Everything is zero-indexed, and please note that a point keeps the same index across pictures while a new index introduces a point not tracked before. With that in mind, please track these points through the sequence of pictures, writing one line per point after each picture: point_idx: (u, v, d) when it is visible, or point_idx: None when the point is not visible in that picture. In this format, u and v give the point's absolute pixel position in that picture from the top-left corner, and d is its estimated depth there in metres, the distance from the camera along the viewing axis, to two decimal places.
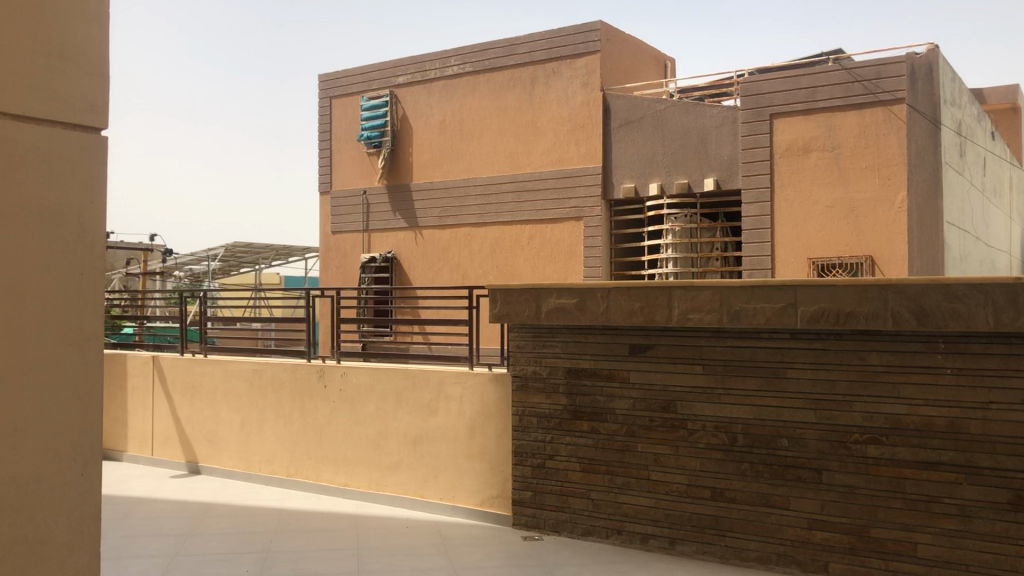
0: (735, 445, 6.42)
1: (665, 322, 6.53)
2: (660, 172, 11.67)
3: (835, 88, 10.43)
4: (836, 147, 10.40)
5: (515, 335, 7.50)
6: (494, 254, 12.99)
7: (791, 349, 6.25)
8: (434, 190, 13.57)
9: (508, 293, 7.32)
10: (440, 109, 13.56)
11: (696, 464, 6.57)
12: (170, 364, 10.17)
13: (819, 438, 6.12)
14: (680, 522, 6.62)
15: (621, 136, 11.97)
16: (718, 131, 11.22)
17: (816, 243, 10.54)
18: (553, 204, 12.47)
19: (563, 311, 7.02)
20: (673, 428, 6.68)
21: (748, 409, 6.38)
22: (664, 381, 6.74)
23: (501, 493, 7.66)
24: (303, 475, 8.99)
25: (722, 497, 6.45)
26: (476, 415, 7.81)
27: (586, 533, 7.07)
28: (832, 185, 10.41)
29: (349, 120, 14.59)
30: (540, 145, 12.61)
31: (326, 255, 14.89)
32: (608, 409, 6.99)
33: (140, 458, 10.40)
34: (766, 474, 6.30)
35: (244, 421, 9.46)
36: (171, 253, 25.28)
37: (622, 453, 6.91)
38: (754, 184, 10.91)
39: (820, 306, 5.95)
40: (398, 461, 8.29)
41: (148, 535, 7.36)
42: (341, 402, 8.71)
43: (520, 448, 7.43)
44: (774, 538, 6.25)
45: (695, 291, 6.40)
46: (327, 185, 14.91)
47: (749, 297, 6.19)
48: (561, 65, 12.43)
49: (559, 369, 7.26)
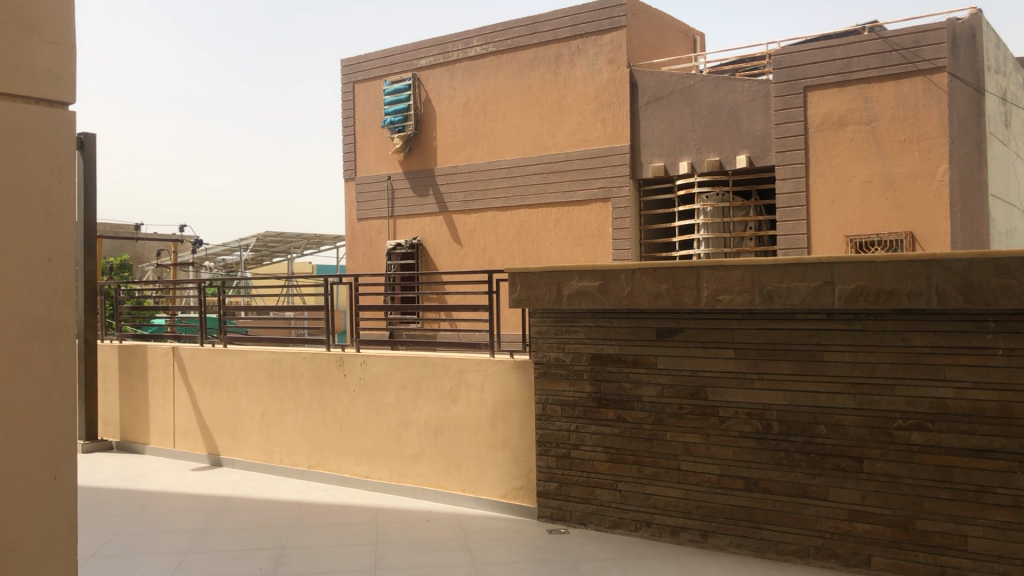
0: (770, 433, 6.07)
1: (693, 304, 6.17)
2: (690, 150, 11.25)
3: (871, 58, 9.96)
4: (873, 119, 9.95)
5: (537, 320, 7.19)
6: (520, 238, 12.67)
7: (829, 331, 5.87)
8: (458, 174, 13.27)
9: (528, 277, 7.01)
10: (462, 91, 13.23)
11: (728, 453, 6.24)
12: (189, 355, 10.00)
13: (859, 425, 5.75)
14: (712, 514, 6.30)
15: (649, 113, 11.57)
16: (750, 106, 10.80)
17: (853, 220, 10.11)
18: (579, 185, 12.12)
19: (586, 294, 6.68)
20: (703, 415, 6.35)
21: (783, 395, 6.02)
22: (693, 366, 6.40)
23: (526, 484, 7.37)
24: (324, 466, 8.77)
25: (756, 488, 6.11)
26: (498, 404, 7.52)
27: (614, 525, 6.77)
28: (870, 159, 9.96)
29: (372, 104, 14.31)
30: (565, 125, 12.26)
31: (351, 243, 14.66)
32: (635, 396, 6.66)
33: (162, 450, 10.26)
34: (802, 463, 5.95)
35: (264, 412, 9.26)
36: (203, 242, 25.26)
37: (649, 443, 6.58)
38: (788, 160, 10.48)
39: (858, 284, 5.55)
40: (420, 452, 8.03)
41: (162, 531, 7.16)
42: (361, 392, 8.47)
43: (544, 437, 7.14)
44: (812, 531, 5.90)
45: (725, 270, 6.03)
46: (351, 172, 14.66)
47: (782, 276, 5.81)
48: (585, 42, 12.04)
49: (582, 355, 6.95)
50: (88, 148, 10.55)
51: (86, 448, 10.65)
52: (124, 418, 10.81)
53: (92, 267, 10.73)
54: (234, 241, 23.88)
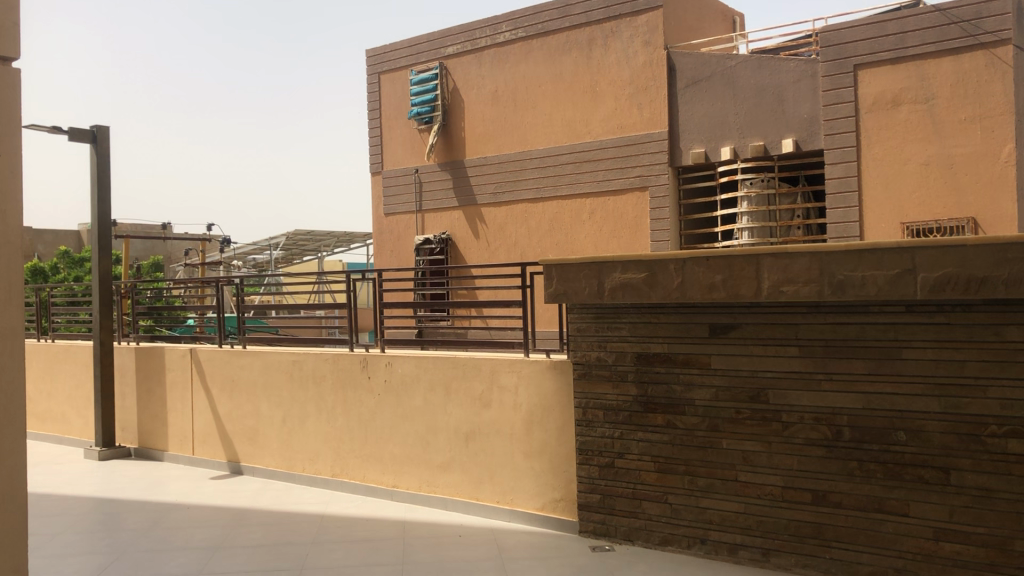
0: (841, 440, 5.41)
1: (754, 297, 5.49)
2: (732, 135, 10.54)
3: (927, 33, 9.20)
4: (930, 98, 9.19)
5: (574, 316, 6.57)
6: (554, 230, 12.03)
7: (908, 325, 5.19)
8: (488, 165, 12.65)
9: (565, 269, 6.36)
10: (491, 79, 12.61)
11: (792, 463, 5.58)
12: (208, 357, 9.49)
13: (945, 431, 5.06)
14: (776, 530, 5.64)
15: (688, 97, 10.86)
16: (796, 86, 10.08)
17: (910, 205, 9.37)
18: (615, 173, 11.44)
19: (631, 287, 6.01)
20: (764, 421, 5.70)
21: (856, 397, 5.36)
22: (752, 367, 5.75)
23: (566, 496, 6.74)
24: (348, 476, 8.21)
25: (826, 502, 5.45)
26: (533, 408, 6.90)
27: (663, 542, 6.13)
28: (928, 140, 9.21)
29: (398, 95, 13.72)
30: (600, 111, 11.60)
31: (379, 239, 14.08)
32: (686, 399, 6.02)
33: (181, 457, 9.79)
34: (878, 474, 5.27)
35: (285, 417, 8.72)
36: (232, 242, 24.96)
37: (703, 451, 5.94)
38: (838, 143, 9.75)
39: (946, 271, 4.85)
40: (450, 460, 7.43)
41: (173, 549, 6.62)
42: (386, 395, 7.90)
43: (584, 445, 6.52)
44: (891, 551, 5.22)
45: (789, 258, 5.35)
46: (377, 166, 14.08)
47: (855, 264, 5.13)
48: (620, 24, 11.36)
49: (627, 355, 6.31)
50: (102, 141, 10.14)
51: (104, 455, 10.20)
52: (143, 423, 10.34)
53: (108, 267, 10.28)
54: (264, 240, 23.53)
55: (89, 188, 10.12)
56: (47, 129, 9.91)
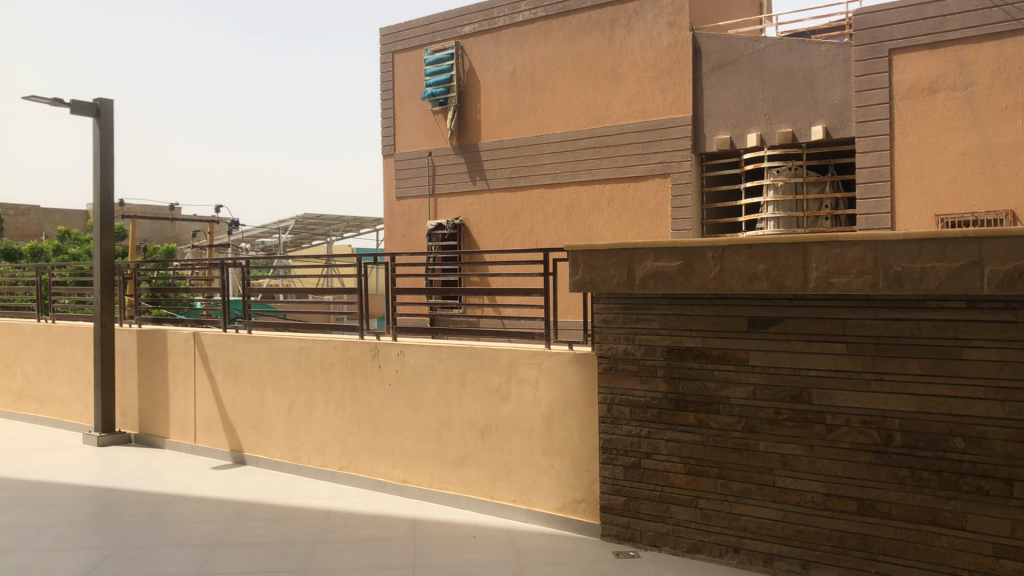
0: (891, 446, 4.99)
1: (799, 289, 5.07)
2: (760, 121, 10.05)
3: (967, 16, 8.66)
4: (970, 85, 8.65)
5: (600, 306, 6.16)
6: (570, 217, 11.54)
7: (969, 322, 4.75)
8: (504, 149, 12.20)
9: (592, 256, 5.94)
10: (509, 60, 12.15)
11: (837, 468, 5.16)
12: (211, 342, 9.11)
13: (1007, 439, 4.62)
14: (815, 541, 5.23)
15: (713, 81, 10.36)
16: (828, 72, 9.55)
17: (946, 197, 8.86)
18: (635, 159, 10.94)
19: (664, 277, 5.58)
20: (806, 423, 5.28)
21: (909, 400, 4.93)
22: (794, 364, 5.33)
23: (587, 497, 6.34)
24: (356, 469, 7.83)
25: (872, 511, 5.04)
26: (554, 403, 6.49)
27: (692, 550, 5.73)
28: (966, 129, 8.68)
29: (412, 75, 13.26)
30: (620, 95, 11.10)
31: (390, 223, 13.61)
32: (720, 398, 5.61)
33: (182, 445, 9.42)
34: (932, 483, 4.85)
35: (291, 406, 8.34)
36: (240, 224, 24.62)
37: (738, 454, 5.53)
38: (870, 131, 9.24)
39: (1017, 263, 4.40)
40: (464, 455, 7.04)
41: (169, 546, 6.23)
42: (398, 386, 7.50)
43: (608, 444, 6.12)
44: (945, 567, 4.79)
45: (840, 248, 4.92)
46: (389, 148, 13.62)
47: (914, 255, 4.70)
48: (644, 4, 10.84)
49: (657, 349, 5.90)
50: (105, 115, 9.75)
51: (102, 441, 9.84)
52: (143, 409, 9.96)
53: (109, 247, 9.90)
54: (273, 223, 23.22)
55: (91, 164, 9.74)
56: (48, 102, 9.53)
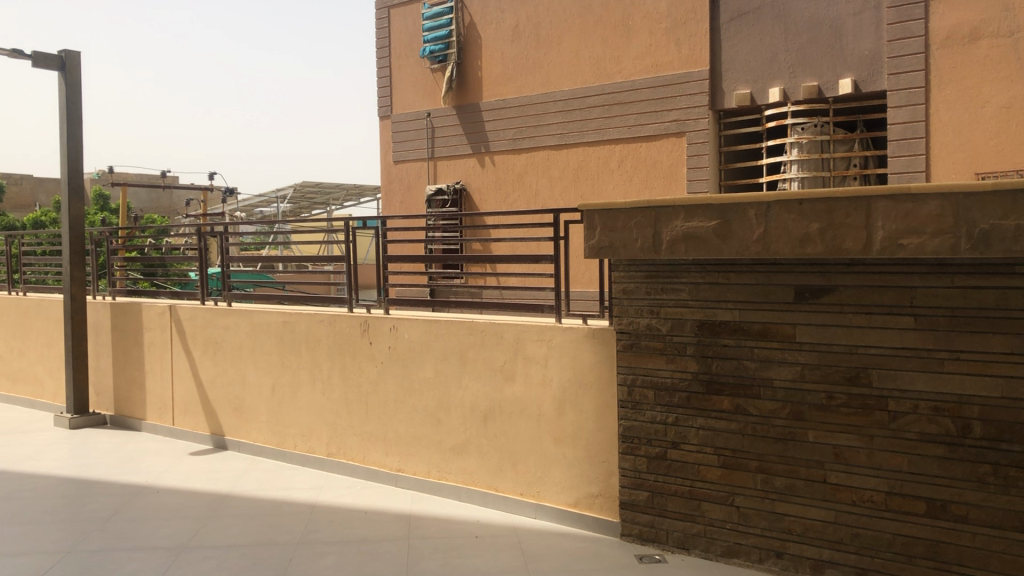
0: (968, 438, 4.21)
1: (861, 252, 4.26)
2: (782, 74, 8.99)
3: None
4: (1015, 31, 7.62)
5: (619, 275, 5.35)
6: (579, 180, 10.66)
7: None
8: (507, 108, 11.29)
9: (611, 218, 5.12)
10: (511, 12, 11.19)
11: (901, 463, 4.39)
12: (189, 316, 8.33)
13: None
14: (875, 547, 4.47)
15: (732, 33, 9.34)
16: (858, 19, 8.47)
17: (989, 155, 7.89)
18: (649, 117, 10.01)
19: (698, 240, 4.76)
20: (864, 410, 4.50)
21: (990, 384, 4.14)
22: (851, 341, 4.54)
23: (604, 491, 5.59)
24: (346, 456, 7.08)
25: (945, 514, 4.27)
26: (565, 385, 5.72)
27: (728, 554, 4.98)
28: (1011, 80, 7.68)
29: (409, 31, 12.26)
30: (632, 48, 10.12)
31: (387, 189, 12.72)
32: (761, 380, 4.83)
33: (160, 428, 8.69)
34: (1020, 483, 4.06)
35: (275, 386, 7.57)
36: (237, 194, 23.84)
37: (783, 445, 4.76)
38: (906, 84, 8.22)
39: None
40: (465, 443, 6.27)
41: (128, 550, 5.47)
42: (390, 364, 6.73)
43: (629, 432, 5.35)
44: None
45: (913, 202, 4.11)
46: (385, 109, 12.68)
47: (1005, 211, 3.89)
48: None
49: (686, 323, 5.10)
50: (71, 69, 8.90)
51: (75, 423, 9.10)
52: (119, 389, 9.21)
53: (78, 215, 9.04)
54: (272, 192, 22.45)
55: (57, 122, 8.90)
56: (6, 53, 8.67)
